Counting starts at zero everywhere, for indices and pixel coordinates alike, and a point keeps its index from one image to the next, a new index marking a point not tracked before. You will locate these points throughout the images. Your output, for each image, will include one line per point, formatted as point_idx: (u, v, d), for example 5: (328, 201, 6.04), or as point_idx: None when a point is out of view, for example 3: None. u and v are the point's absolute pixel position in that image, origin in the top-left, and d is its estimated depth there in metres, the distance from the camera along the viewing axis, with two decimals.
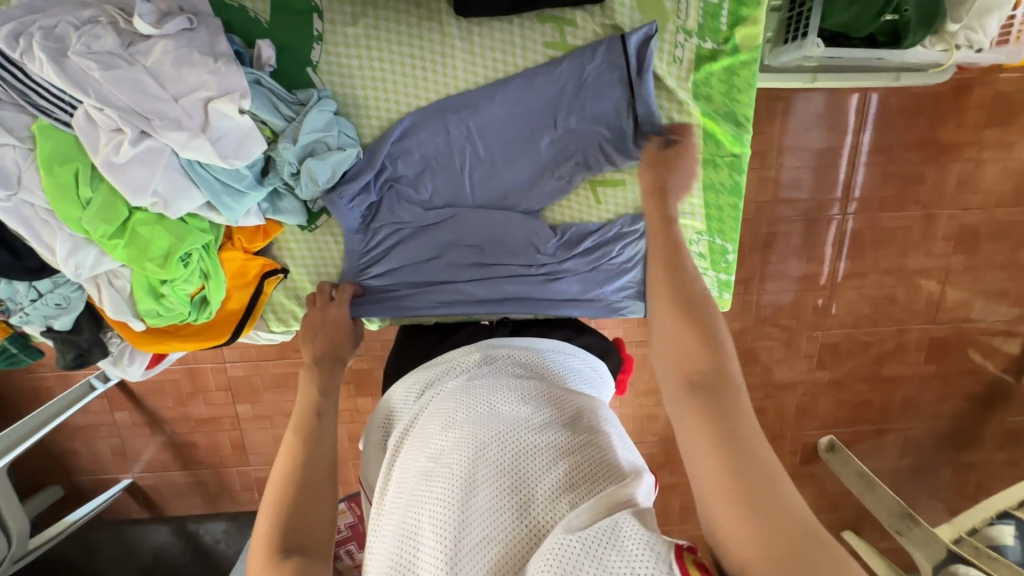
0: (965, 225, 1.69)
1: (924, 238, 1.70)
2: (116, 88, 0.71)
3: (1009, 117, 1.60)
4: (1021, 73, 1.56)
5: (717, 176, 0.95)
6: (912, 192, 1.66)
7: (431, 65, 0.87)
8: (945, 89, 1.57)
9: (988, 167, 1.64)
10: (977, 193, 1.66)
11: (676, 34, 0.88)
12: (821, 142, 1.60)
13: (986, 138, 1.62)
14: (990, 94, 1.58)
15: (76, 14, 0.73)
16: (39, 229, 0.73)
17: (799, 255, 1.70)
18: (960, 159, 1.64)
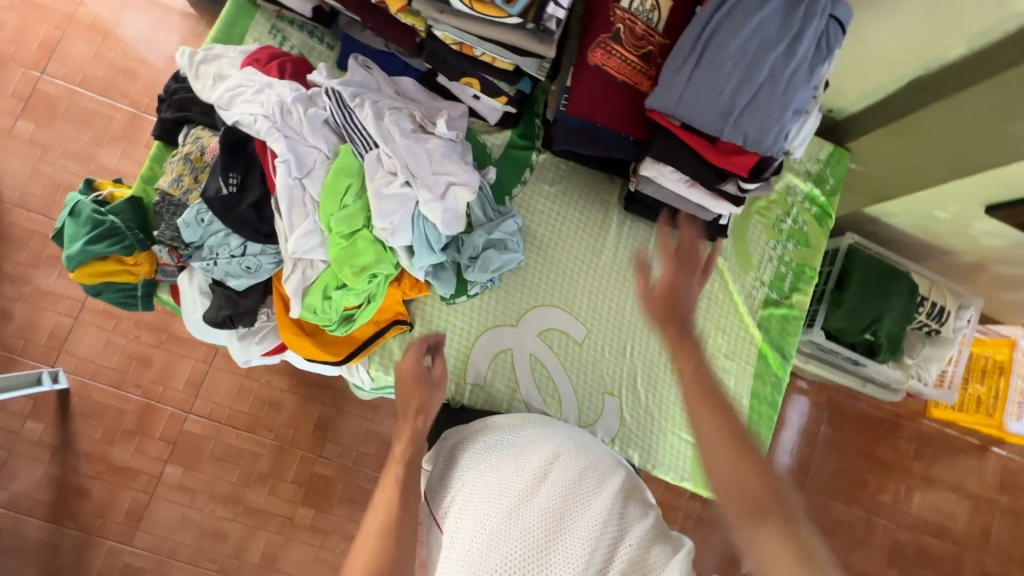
0: (896, 541, 1.96)
1: (864, 541, 1.95)
2: (404, 148, 0.95)
3: (931, 458, 2.02)
4: (939, 425, 2.03)
5: (762, 389, 1.21)
6: (857, 494, 1.96)
7: (590, 228, 1.18)
8: (885, 417, 2.02)
9: (915, 495, 1.99)
10: (907, 516, 1.98)
11: (755, 280, 1.23)
12: (789, 420, 1.97)
13: (914, 469, 2.00)
14: (917, 432, 2.02)
15: (395, 101, 1.03)
16: (296, 208, 0.89)
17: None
18: (893, 480, 1.99)
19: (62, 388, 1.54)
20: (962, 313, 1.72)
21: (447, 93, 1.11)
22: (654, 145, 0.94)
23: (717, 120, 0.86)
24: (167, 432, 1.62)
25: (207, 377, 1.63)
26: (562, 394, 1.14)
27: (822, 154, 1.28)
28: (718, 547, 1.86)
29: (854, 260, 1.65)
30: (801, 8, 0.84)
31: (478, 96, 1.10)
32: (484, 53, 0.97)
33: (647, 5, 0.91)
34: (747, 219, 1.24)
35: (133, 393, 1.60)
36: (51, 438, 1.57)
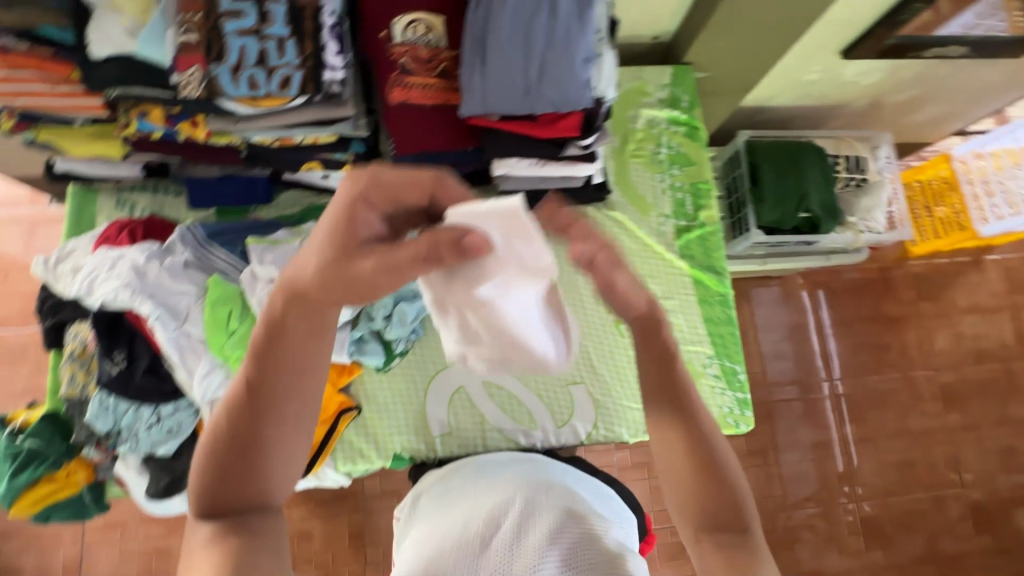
0: (944, 385, 2.05)
1: (913, 400, 2.02)
2: (275, 256, 0.99)
3: (936, 295, 2.10)
4: (927, 260, 2.12)
5: (713, 312, 1.20)
6: (884, 359, 2.04)
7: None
8: (875, 276, 2.09)
9: (937, 334, 2.08)
10: (941, 357, 2.07)
11: (659, 217, 1.24)
12: (788, 321, 2.01)
13: (924, 310, 2.09)
14: (909, 275, 2.10)
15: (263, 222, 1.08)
16: (188, 355, 0.89)
17: (807, 423, 1.95)
18: (911, 329, 2.07)
19: None
20: (878, 154, 1.75)
21: (301, 184, 1.15)
22: (489, 146, 0.96)
23: (521, 102, 0.88)
24: None
25: None
26: (528, 404, 1.13)
27: (666, 79, 1.31)
28: (782, 471, 1.90)
29: (756, 154, 1.67)
30: None
31: (327, 174, 1.12)
32: (303, 138, 0.98)
33: (420, 30, 0.92)
34: (625, 167, 1.27)
35: None
36: None
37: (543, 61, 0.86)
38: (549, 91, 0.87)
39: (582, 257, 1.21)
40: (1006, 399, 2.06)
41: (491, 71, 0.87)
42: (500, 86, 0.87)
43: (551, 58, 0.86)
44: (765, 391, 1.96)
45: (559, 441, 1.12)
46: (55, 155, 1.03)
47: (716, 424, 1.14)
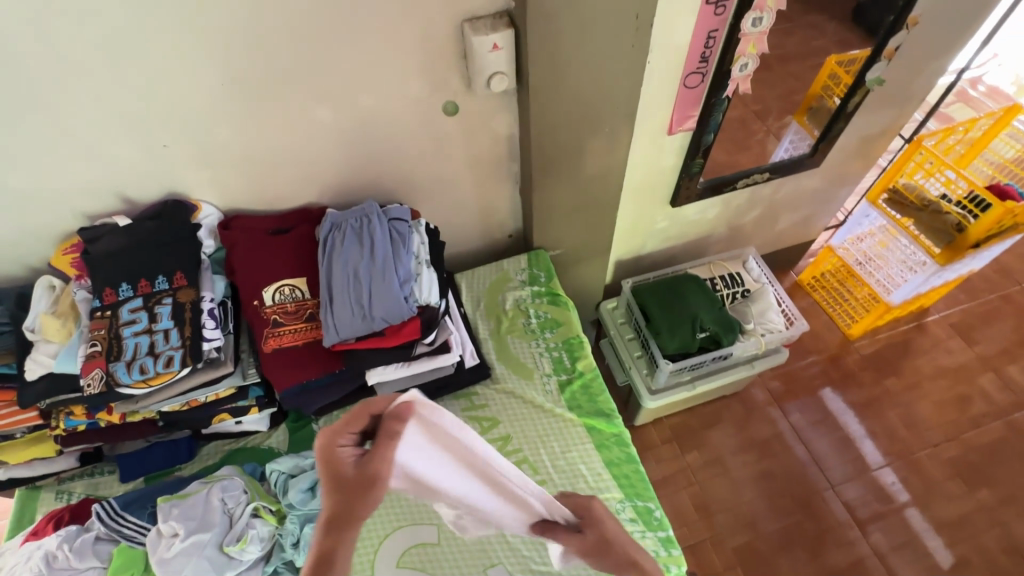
0: (952, 460, 1.92)
1: (930, 486, 1.87)
2: (181, 509, 1.08)
3: (895, 368, 2.11)
4: (869, 338, 2.17)
5: (612, 454, 1.25)
6: (877, 448, 1.94)
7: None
8: (826, 366, 2.12)
9: (918, 406, 2.03)
10: (934, 431, 1.97)
11: (542, 377, 1.37)
12: (761, 434, 1.98)
13: (892, 386, 2.07)
14: (860, 356, 2.14)
15: (178, 480, 1.20)
16: None
17: (829, 544, 1.77)
18: (888, 409, 2.02)
19: None
20: (749, 266, 1.98)
21: (218, 434, 1.30)
22: (353, 364, 1.14)
23: (362, 326, 1.09)
24: None
25: None
26: None
27: (523, 264, 1.57)
28: None
29: (643, 296, 1.87)
30: (364, 229, 1.15)
31: (239, 420, 1.27)
32: (206, 395, 1.16)
33: (287, 290, 1.18)
34: (504, 342, 1.44)
35: None
36: None
37: (373, 291, 1.09)
38: (382, 312, 1.08)
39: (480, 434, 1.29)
40: None
41: (335, 309, 1.09)
42: (344, 318, 1.09)
43: (379, 287, 1.09)
44: (767, 518, 1.83)
45: None
46: (1, 467, 1.20)
47: None
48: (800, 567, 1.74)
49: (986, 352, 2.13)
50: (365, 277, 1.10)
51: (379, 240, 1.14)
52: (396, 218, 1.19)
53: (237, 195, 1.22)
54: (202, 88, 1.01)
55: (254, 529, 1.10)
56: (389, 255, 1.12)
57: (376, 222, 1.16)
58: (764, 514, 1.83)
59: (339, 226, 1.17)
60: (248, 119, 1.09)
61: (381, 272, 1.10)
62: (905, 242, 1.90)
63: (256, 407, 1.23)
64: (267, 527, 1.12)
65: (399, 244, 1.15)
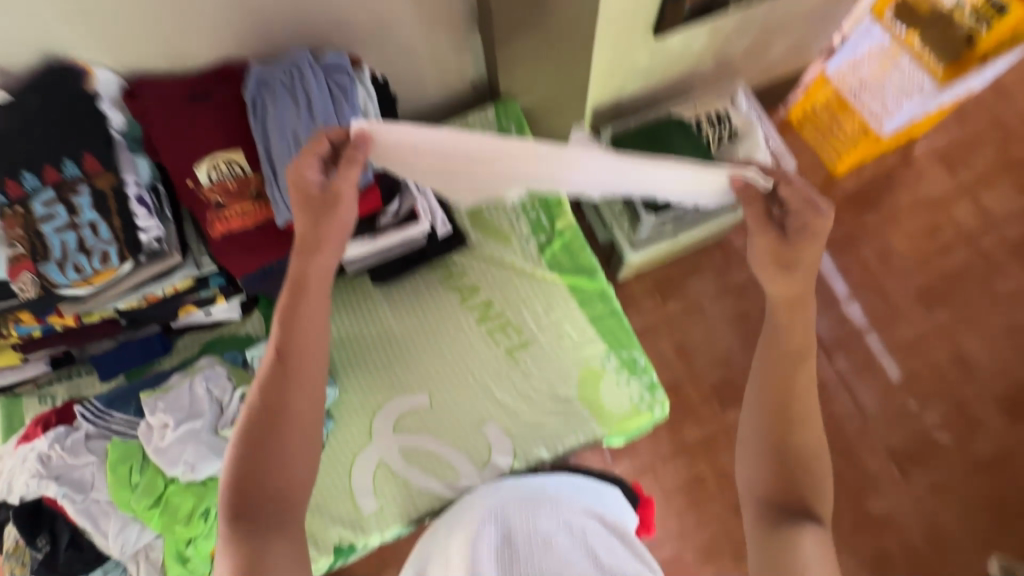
0: (918, 287, 2.00)
1: (894, 312, 1.97)
2: (166, 401, 1.07)
3: (876, 204, 2.08)
4: (854, 174, 2.11)
5: (596, 310, 1.23)
6: (850, 283, 2.00)
7: (373, 320, 1.26)
8: None
9: (893, 239, 2.05)
10: (905, 262, 2.02)
11: (520, 240, 1.30)
12: (741, 279, 2.01)
13: (870, 222, 2.07)
14: (843, 194, 2.10)
15: (157, 375, 1.17)
16: (99, 519, 0.97)
17: None
18: (864, 244, 2.04)
19: None
20: (737, 104, 1.82)
21: (189, 327, 1.24)
22: None
23: None
24: None
25: None
26: (450, 456, 1.15)
27: (491, 118, 1.40)
28: None
29: (625, 145, 1.73)
30: (296, 84, 0.98)
31: (208, 311, 1.21)
32: (163, 289, 1.07)
33: (223, 166, 1.03)
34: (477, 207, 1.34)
35: None
36: None
37: None
38: None
39: (461, 303, 1.26)
40: (987, 278, 2.01)
41: (282, 183, 0.98)
42: None
43: None
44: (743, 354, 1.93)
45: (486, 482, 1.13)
46: None
47: (630, 414, 1.15)
48: None
49: (967, 180, 2.10)
50: (308, 141, 0.96)
51: (317, 97, 0.98)
52: (333, 68, 1.01)
53: (134, 54, 1.00)
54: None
55: (245, 412, 1.10)
56: (330, 114, 0.97)
57: (307, 75, 0.98)
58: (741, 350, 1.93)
59: (267, 84, 0.99)
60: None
61: (326, 134, 0.96)
62: (907, 62, 1.75)
63: (222, 296, 1.16)
64: None
65: (341, 99, 1.00)
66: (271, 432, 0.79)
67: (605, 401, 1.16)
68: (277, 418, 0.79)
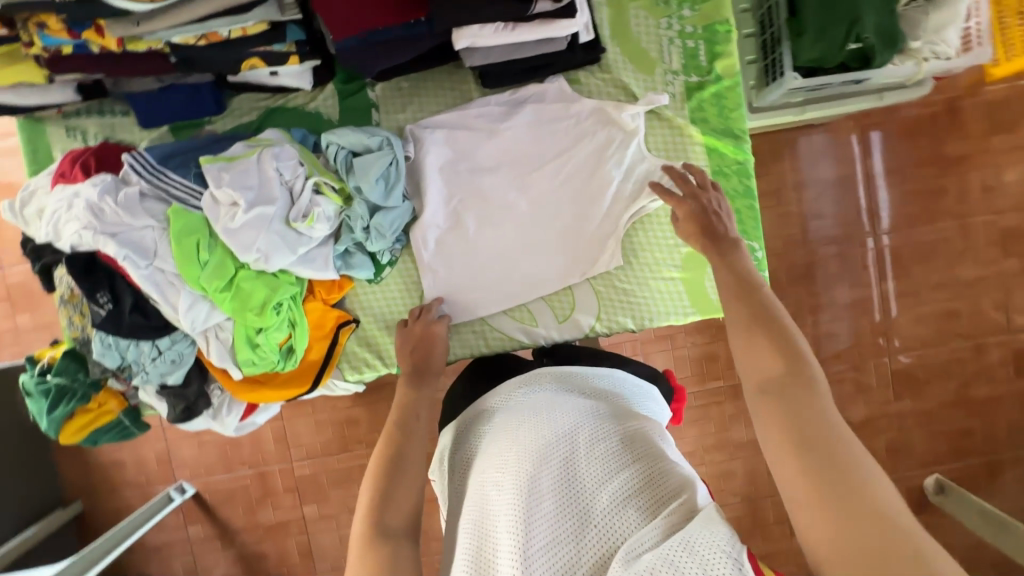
0: (1003, 230, 1.80)
1: (967, 247, 1.80)
2: (232, 175, 0.91)
3: (1009, 126, 1.77)
4: (1006, 85, 1.76)
5: (729, 185, 1.06)
6: (938, 207, 1.79)
7: (470, 128, 1.03)
8: (938, 110, 1.77)
9: (1005, 172, 1.78)
10: (1004, 200, 1.79)
11: (665, 75, 1.05)
12: (830, 175, 1.79)
13: (995, 146, 1.78)
14: (983, 106, 1.77)
15: (210, 137, 0.99)
16: (166, 290, 0.88)
17: (843, 282, 1.81)
18: (974, 169, 1.79)
19: (193, 492, 1.67)
20: None
21: (249, 86, 1.02)
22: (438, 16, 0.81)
23: None
24: (288, 483, 1.70)
25: (286, 428, 1.70)
26: (528, 302, 1.08)
27: None
28: (810, 330, 1.81)
29: None
30: None
31: (275, 71, 0.98)
32: (229, 29, 0.86)
33: None
34: (622, 13, 1.04)
35: (245, 468, 1.68)
36: (212, 531, 1.72)
37: None
38: None
39: None
40: None
41: None
42: None
43: None
44: (795, 253, 1.81)
45: (561, 337, 1.09)
46: None
47: None
48: (802, 296, 1.79)
49: None
50: None
51: None
52: None
53: None
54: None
55: (320, 208, 0.96)
56: None
57: None
58: (795, 248, 1.79)
59: None
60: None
61: None
62: None
63: (298, 58, 0.93)
64: (333, 206, 0.99)
65: None
66: (395, 476, 0.79)
67: (708, 287, 1.07)
68: (399, 464, 0.80)
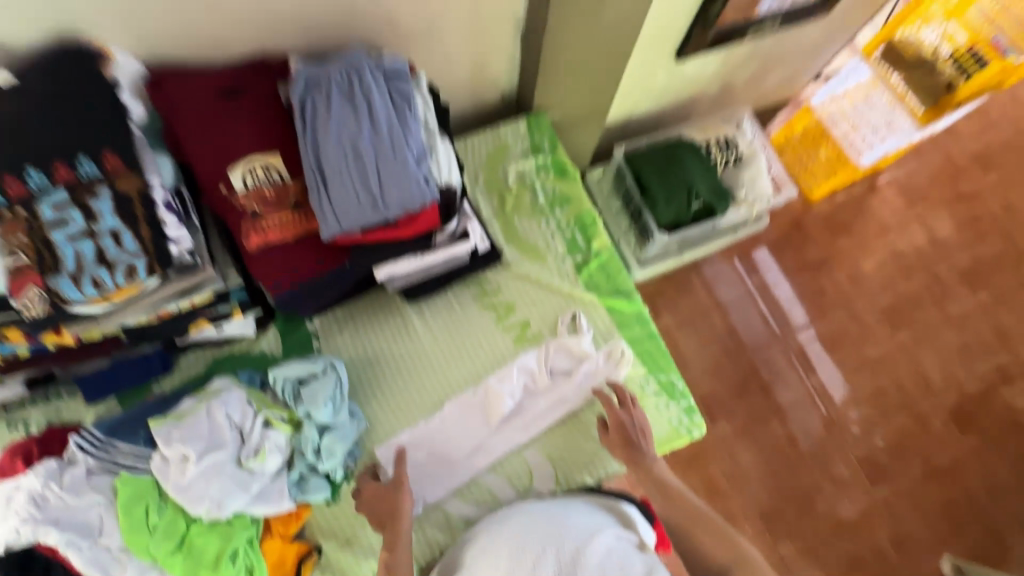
0: (885, 307, 1.95)
1: (863, 331, 1.93)
2: (183, 431, 0.95)
3: (846, 228, 2.04)
4: (828, 201, 2.06)
5: (634, 332, 1.24)
6: (824, 303, 1.96)
7: (425, 356, 1.19)
8: (787, 228, 2.03)
9: (864, 262, 2.00)
10: (873, 282, 1.98)
11: (555, 259, 1.28)
12: (730, 297, 1.95)
13: (843, 246, 2.02)
14: (820, 220, 2.04)
15: (157, 399, 1.05)
16: (111, 565, 0.89)
17: (777, 386, 1.86)
18: (839, 265, 1.99)
19: None
20: (742, 130, 1.83)
21: (199, 343, 1.12)
22: (363, 258, 0.98)
23: (373, 215, 0.91)
24: None
25: None
26: (488, 482, 1.12)
27: (523, 130, 1.36)
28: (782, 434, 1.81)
29: (636, 164, 1.73)
30: (357, 92, 0.90)
31: (220, 327, 1.08)
32: (179, 305, 0.96)
33: (259, 171, 0.93)
34: (510, 223, 1.30)
35: None
36: None
37: (385, 170, 0.89)
38: (405, 198, 0.91)
39: (496, 321, 1.22)
40: (943, 299, 1.96)
41: (339, 195, 0.89)
42: (355, 204, 0.90)
43: (397, 166, 0.90)
44: (734, 367, 1.88)
45: None
46: None
47: (671, 437, 1.16)
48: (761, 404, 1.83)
49: (928, 207, 2.06)
50: (370, 154, 0.89)
51: (380, 105, 0.91)
52: (393, 74, 0.94)
53: (161, 39, 0.89)
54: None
55: (271, 441, 1.00)
56: (403, 128, 0.92)
57: (368, 81, 0.91)
58: (727, 367, 1.87)
59: (320, 86, 0.90)
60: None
61: (395, 145, 0.90)
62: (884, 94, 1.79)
63: (242, 312, 1.05)
64: (283, 435, 1.03)
65: (409, 109, 0.94)
66: None
67: (648, 427, 1.16)
68: None
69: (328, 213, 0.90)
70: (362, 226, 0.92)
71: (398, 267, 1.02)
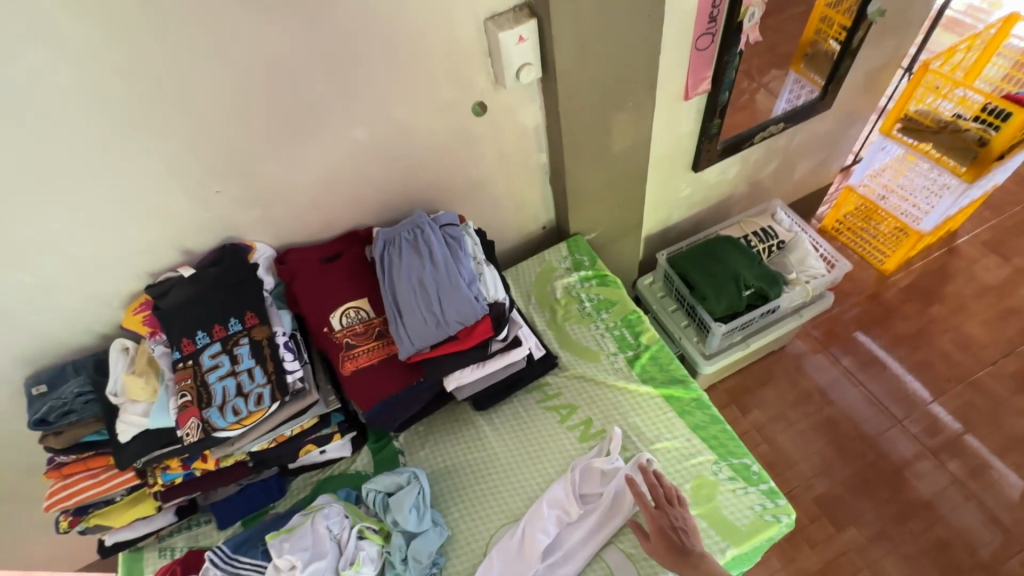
0: (1012, 375, 1.74)
1: (995, 404, 1.70)
2: (291, 542, 1.10)
3: (935, 295, 1.92)
4: (905, 270, 1.97)
5: (696, 418, 1.26)
6: (937, 376, 1.76)
7: (497, 462, 1.27)
8: (867, 303, 1.93)
9: (969, 328, 1.84)
10: (988, 348, 1.79)
11: (609, 357, 1.38)
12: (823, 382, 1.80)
13: (938, 313, 1.88)
14: (901, 289, 1.94)
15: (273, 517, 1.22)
16: None
17: (908, 479, 1.61)
18: (940, 335, 1.84)
19: None
20: (778, 218, 1.91)
21: (305, 467, 1.30)
22: (431, 373, 1.16)
23: (438, 331, 1.12)
24: None
25: None
26: None
27: (564, 251, 1.57)
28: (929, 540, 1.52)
29: (681, 264, 1.79)
30: (419, 240, 1.17)
31: (323, 449, 1.28)
32: (291, 429, 1.17)
33: (352, 313, 1.20)
34: (563, 330, 1.45)
35: None
36: None
37: (447, 296, 1.13)
38: (463, 315, 1.12)
39: (560, 422, 1.30)
40: None
41: (411, 320, 1.12)
42: (424, 326, 1.12)
43: (455, 291, 1.13)
44: (847, 461, 1.65)
45: None
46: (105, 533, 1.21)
47: (756, 527, 1.11)
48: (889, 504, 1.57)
49: None
50: (433, 285, 1.13)
51: (438, 247, 1.17)
52: (446, 224, 1.22)
53: (286, 227, 1.23)
54: (236, 112, 1.01)
55: (364, 551, 1.10)
56: (457, 262, 1.17)
57: (427, 230, 1.18)
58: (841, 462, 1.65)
59: (394, 241, 1.18)
60: (277, 144, 1.09)
61: (451, 275, 1.14)
62: (925, 165, 1.74)
63: (339, 433, 1.24)
64: (375, 546, 1.13)
65: (460, 247, 1.20)
66: None
67: (728, 516, 1.12)
68: None
69: (404, 335, 1.12)
70: (431, 342, 1.13)
71: (462, 376, 1.18)
